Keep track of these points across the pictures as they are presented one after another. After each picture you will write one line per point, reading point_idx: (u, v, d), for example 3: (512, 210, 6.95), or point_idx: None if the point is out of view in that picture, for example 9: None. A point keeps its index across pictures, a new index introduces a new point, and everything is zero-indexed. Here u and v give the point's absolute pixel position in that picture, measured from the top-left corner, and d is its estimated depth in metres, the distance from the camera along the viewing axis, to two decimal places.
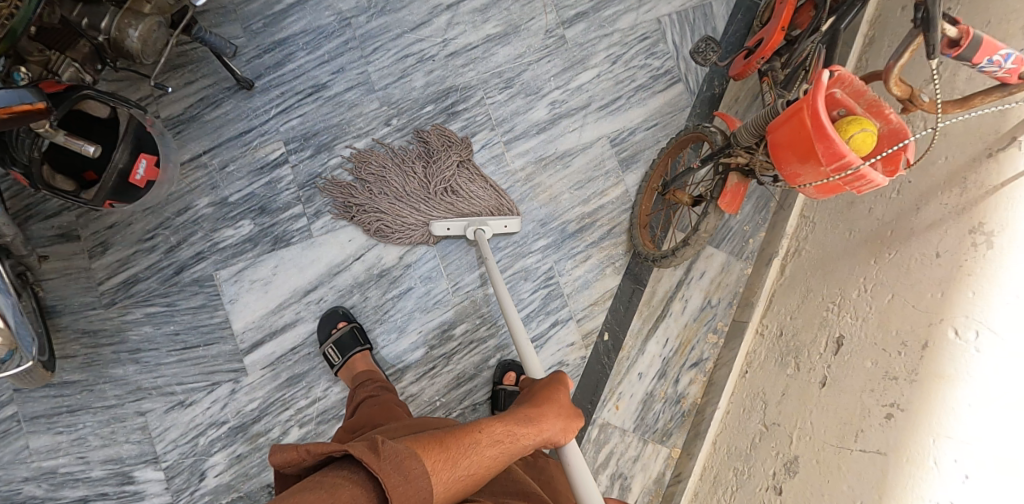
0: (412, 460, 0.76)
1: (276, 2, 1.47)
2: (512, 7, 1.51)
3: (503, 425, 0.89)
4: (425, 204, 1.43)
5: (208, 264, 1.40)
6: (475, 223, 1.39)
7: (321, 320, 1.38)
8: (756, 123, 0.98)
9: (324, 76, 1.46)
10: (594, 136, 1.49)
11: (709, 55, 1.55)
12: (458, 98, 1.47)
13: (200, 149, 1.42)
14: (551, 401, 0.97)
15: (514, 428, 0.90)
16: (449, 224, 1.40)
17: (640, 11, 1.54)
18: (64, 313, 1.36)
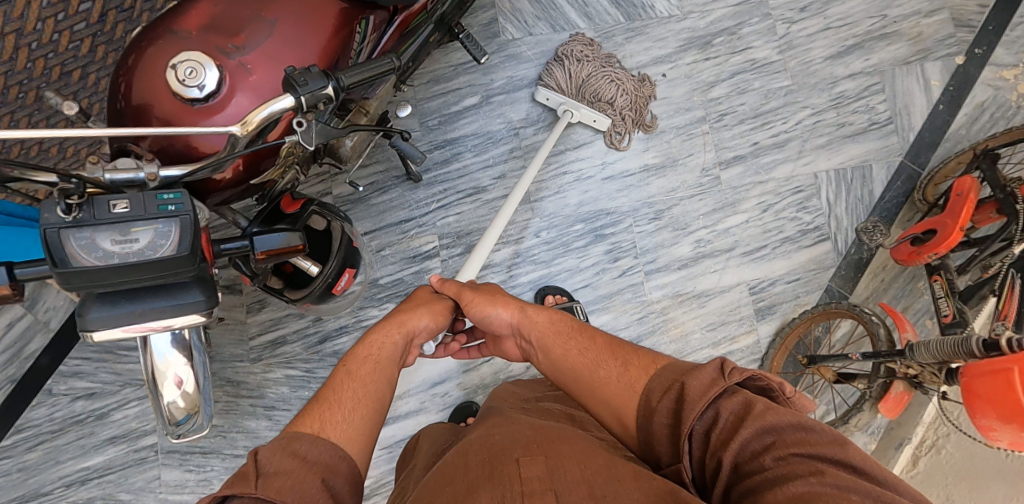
0: (292, 444, 0.75)
1: (454, 102, 1.55)
2: (673, 141, 1.55)
3: (361, 355, 0.91)
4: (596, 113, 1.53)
5: (350, 339, 1.48)
6: (569, 105, 1.49)
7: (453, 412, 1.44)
8: (941, 346, 1.04)
9: (486, 179, 1.53)
10: (734, 280, 1.50)
11: (876, 236, 1.52)
12: (607, 222, 1.52)
13: (362, 229, 1.51)
14: (397, 314, 0.98)
15: (375, 336, 0.94)
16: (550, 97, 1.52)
17: (797, 163, 1.56)
18: (214, 360, 1.47)
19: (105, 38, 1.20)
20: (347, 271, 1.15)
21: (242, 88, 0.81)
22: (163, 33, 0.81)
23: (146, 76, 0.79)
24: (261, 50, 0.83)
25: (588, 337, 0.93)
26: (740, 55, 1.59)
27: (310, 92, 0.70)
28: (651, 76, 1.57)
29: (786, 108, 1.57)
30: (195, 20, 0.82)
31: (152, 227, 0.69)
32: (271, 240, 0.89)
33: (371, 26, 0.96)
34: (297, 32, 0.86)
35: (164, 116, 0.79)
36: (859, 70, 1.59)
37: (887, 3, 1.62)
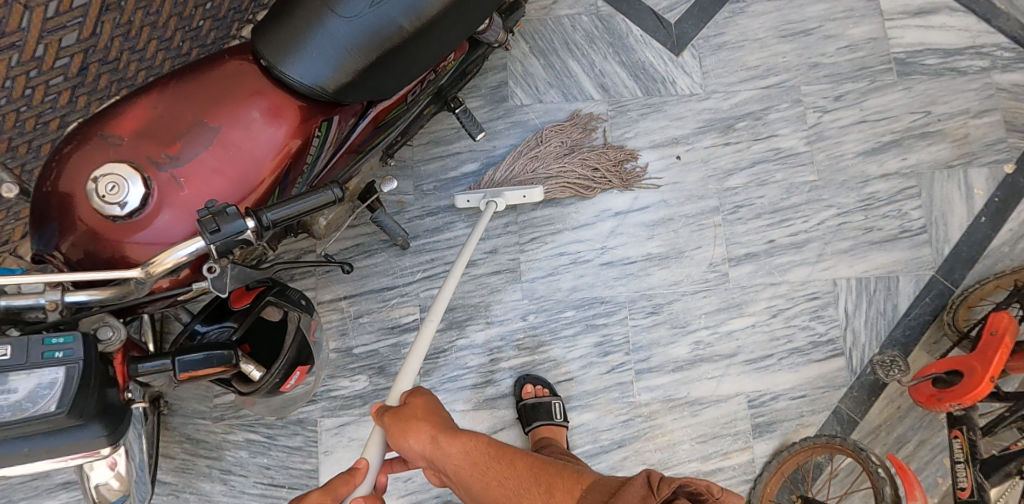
0: None
1: (453, 167, 1.47)
2: (681, 231, 1.44)
3: None
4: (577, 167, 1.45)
5: (316, 408, 1.41)
6: (491, 195, 1.37)
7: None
8: None
9: (476, 253, 1.44)
10: (732, 389, 1.38)
11: (893, 372, 1.36)
12: (601, 312, 1.41)
13: (341, 293, 1.43)
14: None
15: None
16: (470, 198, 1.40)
17: (815, 266, 1.43)
18: (176, 414, 1.41)
19: (86, 89, 1.19)
20: (297, 370, 1.08)
21: (172, 202, 0.81)
22: (99, 138, 0.82)
23: (74, 183, 0.80)
24: (197, 160, 0.83)
25: (506, 460, 0.84)
26: (763, 143, 1.47)
27: (220, 237, 0.72)
28: (665, 157, 1.46)
29: (808, 205, 1.45)
30: (132, 126, 0.83)
31: (37, 376, 0.68)
32: (199, 359, 0.85)
33: (333, 129, 0.94)
34: (238, 140, 0.86)
35: (89, 227, 0.78)
36: (894, 170, 1.46)
37: (933, 99, 1.49)
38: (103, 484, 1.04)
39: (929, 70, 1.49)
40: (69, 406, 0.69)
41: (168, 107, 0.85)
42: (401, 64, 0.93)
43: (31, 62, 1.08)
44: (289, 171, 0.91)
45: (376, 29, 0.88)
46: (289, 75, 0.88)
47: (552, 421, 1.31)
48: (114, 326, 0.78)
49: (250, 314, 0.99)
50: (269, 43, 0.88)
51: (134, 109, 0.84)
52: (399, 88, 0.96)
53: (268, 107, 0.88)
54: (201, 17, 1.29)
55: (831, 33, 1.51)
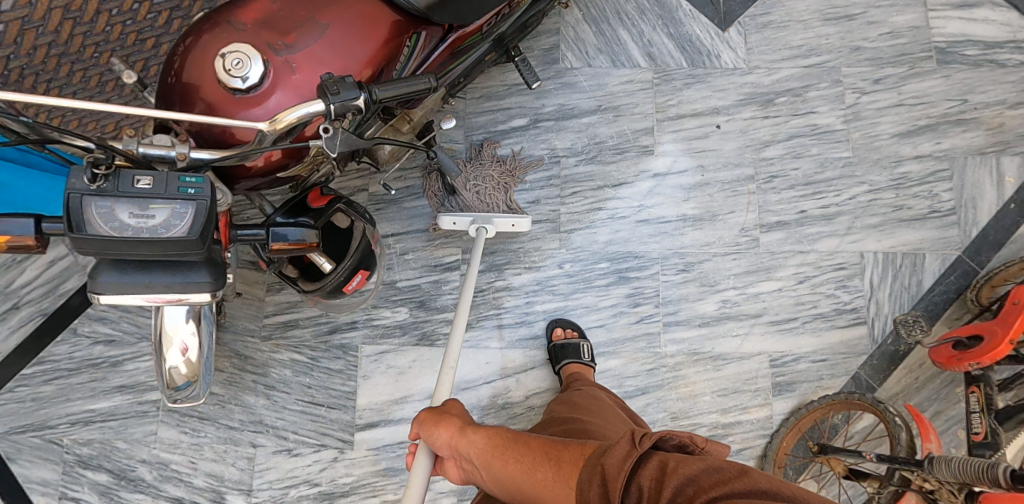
0: None
1: (502, 121, 1.56)
2: (716, 195, 1.51)
3: None
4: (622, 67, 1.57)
5: (358, 335, 1.50)
6: (480, 221, 1.42)
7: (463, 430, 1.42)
8: (962, 466, 0.98)
9: (519, 202, 1.52)
10: (755, 348, 1.44)
11: (915, 332, 1.38)
12: (634, 265, 1.48)
13: (389, 230, 1.53)
14: None
15: None
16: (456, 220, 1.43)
17: (844, 238, 1.48)
18: (228, 330, 1.52)
19: (181, 13, 1.28)
20: (360, 274, 1.17)
21: (284, 85, 0.85)
22: (221, 23, 0.87)
23: (197, 62, 0.85)
24: (308, 51, 0.87)
25: (522, 446, 0.95)
26: (801, 118, 1.53)
27: (339, 101, 0.72)
28: (706, 125, 1.54)
29: (841, 180, 1.51)
30: (252, 16, 0.87)
31: (171, 206, 0.71)
32: (286, 235, 0.94)
33: (419, 44, 0.98)
34: (344, 38, 0.90)
35: (208, 101, 0.83)
36: (927, 152, 1.51)
37: (970, 88, 1.54)
38: (175, 368, 1.14)
39: (969, 60, 1.54)
40: (198, 235, 0.73)
41: (285, 2, 0.89)
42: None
43: None
44: (384, 74, 0.95)
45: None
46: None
47: (580, 358, 1.38)
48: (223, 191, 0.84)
49: (324, 215, 1.06)
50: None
51: (255, 2, 0.88)
52: (478, 12, 1.01)
53: (371, 11, 0.92)
54: None
55: (874, 19, 1.57)
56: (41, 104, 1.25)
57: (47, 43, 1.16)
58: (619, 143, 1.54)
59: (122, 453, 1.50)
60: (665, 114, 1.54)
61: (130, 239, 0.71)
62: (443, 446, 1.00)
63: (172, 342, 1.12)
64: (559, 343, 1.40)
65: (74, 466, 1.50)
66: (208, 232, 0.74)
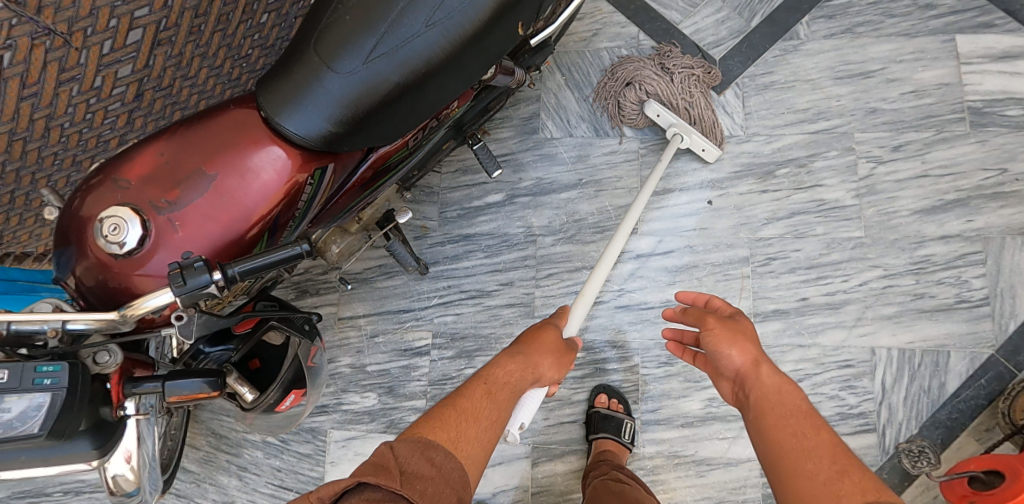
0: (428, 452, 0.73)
1: (478, 196, 1.48)
2: (706, 280, 1.37)
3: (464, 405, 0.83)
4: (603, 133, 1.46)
5: (327, 420, 1.45)
6: (681, 128, 1.37)
7: None
8: None
9: (491, 284, 1.44)
10: (745, 454, 1.30)
11: (921, 464, 1.21)
12: (612, 356, 1.37)
13: (360, 310, 1.48)
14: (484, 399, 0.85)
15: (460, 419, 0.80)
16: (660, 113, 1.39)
17: (852, 331, 1.31)
18: (205, 408, 1.51)
19: (142, 113, 1.27)
20: (291, 393, 1.12)
21: (166, 244, 0.82)
22: (110, 178, 0.84)
23: (86, 218, 0.82)
24: (193, 205, 0.84)
25: (810, 424, 0.72)
26: (806, 192, 1.37)
27: (184, 292, 0.72)
28: (695, 200, 1.40)
29: (851, 264, 1.34)
30: (138, 169, 0.84)
31: (27, 398, 0.71)
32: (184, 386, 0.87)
33: (328, 176, 0.93)
34: (234, 187, 0.86)
35: (96, 260, 0.81)
36: (956, 232, 1.31)
37: (1011, 155, 1.32)
38: (120, 475, 1.14)
39: (1010, 122, 1.33)
40: (51, 430, 0.72)
41: (174, 151, 0.86)
42: (392, 116, 0.92)
43: (91, 92, 1.15)
44: (280, 216, 0.91)
45: (370, 84, 0.88)
46: (287, 125, 0.88)
47: (620, 438, 1.28)
48: (111, 350, 0.84)
49: (251, 339, 1.04)
50: (271, 93, 0.89)
51: (144, 153, 0.85)
52: (395, 134, 0.95)
53: (260, 156, 0.88)
54: (250, 46, 1.34)
55: (895, 76, 1.38)
56: (12, 211, 1.23)
57: (1, 163, 1.14)
58: (599, 221, 1.42)
59: None
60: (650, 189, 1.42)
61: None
62: (730, 369, 0.86)
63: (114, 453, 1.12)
64: (603, 412, 1.31)
65: None
66: (67, 419, 0.74)
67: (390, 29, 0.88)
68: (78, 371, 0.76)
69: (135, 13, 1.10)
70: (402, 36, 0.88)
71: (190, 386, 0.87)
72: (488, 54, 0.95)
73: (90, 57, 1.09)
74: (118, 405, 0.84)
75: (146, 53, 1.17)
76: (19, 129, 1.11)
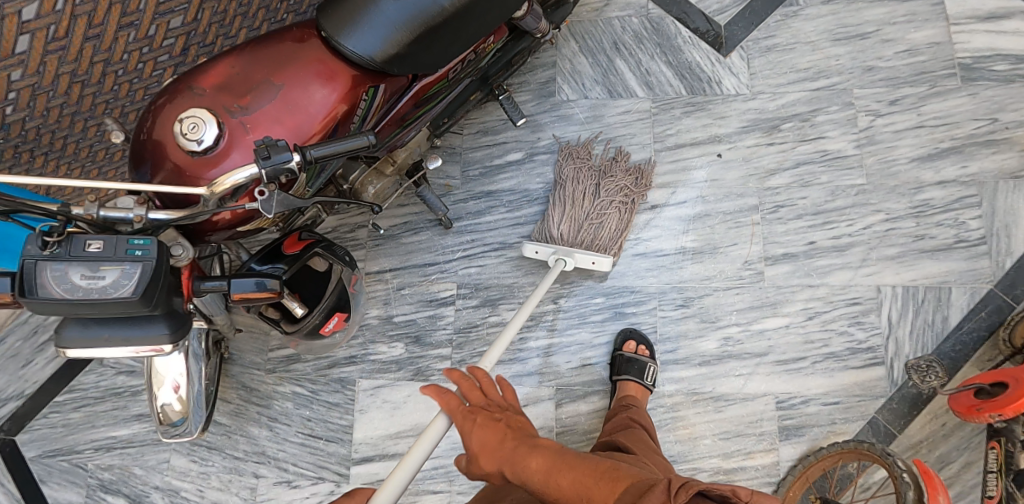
0: None
1: (499, 155, 1.56)
2: (718, 227, 1.44)
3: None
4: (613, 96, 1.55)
5: (356, 369, 1.51)
6: (561, 252, 1.40)
7: None
8: None
9: (514, 236, 1.52)
10: (760, 389, 1.35)
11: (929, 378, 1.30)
12: (631, 301, 1.44)
13: (387, 265, 1.55)
14: None
15: None
16: (537, 249, 1.42)
17: (858, 271, 1.38)
18: (236, 363, 1.55)
19: (186, 68, 1.34)
20: (334, 316, 1.17)
21: (239, 146, 0.84)
22: (183, 89, 0.86)
23: (162, 127, 0.85)
24: (263, 110, 0.86)
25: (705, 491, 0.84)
26: (810, 144, 1.46)
27: (270, 165, 0.73)
28: (706, 154, 1.48)
29: (854, 209, 1.42)
30: (210, 81, 0.87)
31: (119, 267, 0.73)
32: (251, 284, 0.89)
33: (379, 96, 0.96)
34: (300, 95, 0.88)
35: (174, 164, 0.83)
36: (951, 177, 1.40)
37: (1000, 106, 1.42)
38: (168, 404, 1.18)
39: (997, 76, 1.43)
40: (143, 295, 0.74)
41: (243, 63, 0.88)
42: (441, 41, 0.95)
43: (145, 40, 1.22)
44: (340, 126, 0.93)
45: (422, 8, 0.91)
46: (344, 45, 0.91)
47: (643, 380, 1.33)
48: (184, 245, 0.83)
49: (299, 261, 1.05)
50: (328, 16, 0.91)
51: (214, 66, 0.88)
52: (442, 62, 0.98)
53: (323, 68, 0.91)
54: (287, 10, 1.43)
55: (889, 37, 1.48)
56: (63, 158, 1.29)
57: (59, 105, 1.19)
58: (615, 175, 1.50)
59: (138, 479, 1.51)
60: (663, 144, 1.50)
61: (80, 299, 0.72)
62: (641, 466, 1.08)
63: (163, 380, 1.16)
64: (627, 355, 1.36)
65: (96, 489, 1.51)
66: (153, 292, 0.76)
67: None
68: (163, 251, 0.77)
69: None
70: None
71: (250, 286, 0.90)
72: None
73: (149, 4, 1.17)
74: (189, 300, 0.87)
75: (196, 6, 1.25)
76: (80, 71, 1.17)
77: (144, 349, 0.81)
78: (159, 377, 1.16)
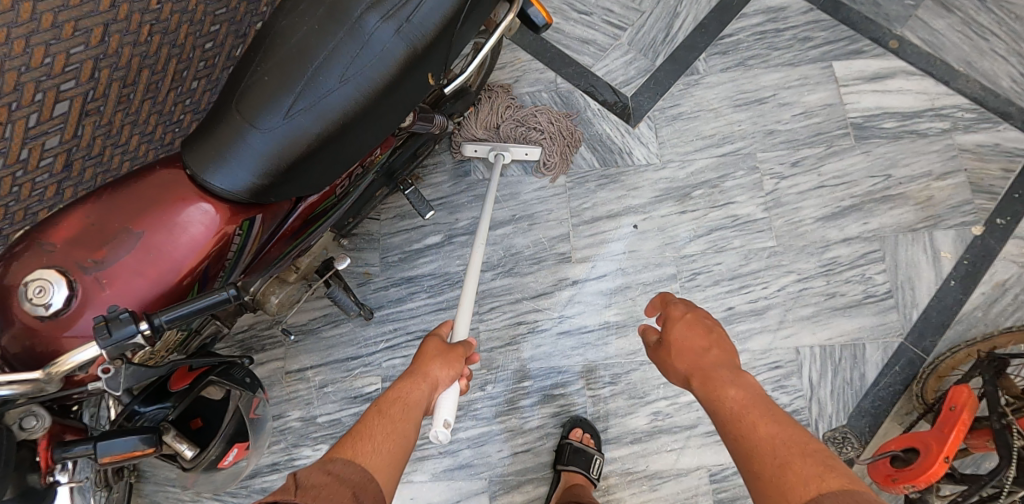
0: (327, 464, 0.78)
1: (417, 239, 1.53)
2: (639, 299, 1.44)
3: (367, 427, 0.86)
4: (526, 167, 1.55)
5: (279, 477, 1.43)
6: (498, 148, 1.50)
7: None
8: None
9: (436, 322, 1.48)
10: (693, 463, 1.35)
11: (846, 449, 1.32)
12: (559, 381, 1.42)
13: (308, 362, 1.49)
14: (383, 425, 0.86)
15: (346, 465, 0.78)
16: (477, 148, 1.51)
17: (777, 333, 1.41)
18: (149, 481, 1.45)
19: (72, 183, 1.26)
20: (236, 446, 1.09)
21: (93, 304, 0.81)
22: (35, 244, 0.83)
23: (11, 285, 0.81)
24: (121, 263, 0.83)
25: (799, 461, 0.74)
26: (720, 210, 1.48)
27: (110, 343, 0.69)
28: (622, 226, 1.49)
29: (768, 272, 1.44)
30: (64, 233, 0.84)
31: None
32: (120, 444, 0.83)
33: (257, 226, 0.94)
34: (162, 242, 0.86)
35: (22, 327, 0.79)
36: (855, 234, 1.45)
37: (893, 162, 1.48)
38: None
39: (887, 133, 1.49)
40: None
41: (100, 212, 0.86)
42: (315, 167, 0.93)
43: (17, 164, 1.16)
44: (210, 266, 0.91)
45: (291, 138, 0.89)
46: (212, 182, 0.89)
47: (589, 473, 1.30)
48: (38, 414, 0.82)
49: (189, 395, 1.02)
50: (194, 152, 0.89)
51: (70, 216, 0.85)
52: (323, 183, 0.96)
53: (190, 210, 0.88)
54: (182, 112, 1.37)
55: (786, 101, 1.53)
56: None
57: None
58: (535, 253, 1.49)
59: None
60: (580, 218, 1.50)
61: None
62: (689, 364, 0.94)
63: None
64: (575, 444, 1.32)
65: None
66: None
67: (308, 84, 0.89)
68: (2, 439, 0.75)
69: (61, 86, 1.14)
70: (320, 92, 0.89)
71: (125, 444, 0.84)
72: (405, 100, 0.97)
73: (15, 130, 1.12)
74: (48, 471, 0.82)
75: (74, 123, 1.19)
76: None
77: None
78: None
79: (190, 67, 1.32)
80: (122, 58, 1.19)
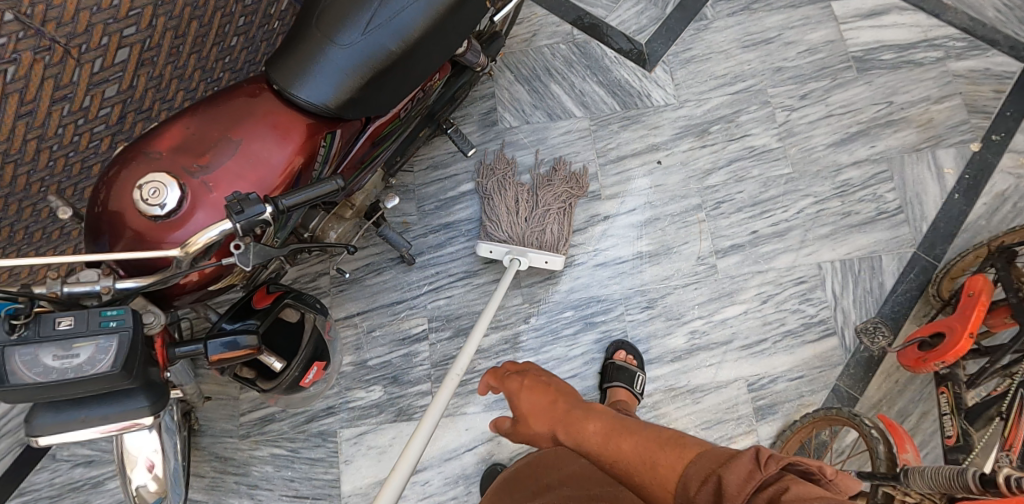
0: None
1: (451, 187, 1.60)
2: (668, 229, 1.53)
3: None
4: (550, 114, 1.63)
5: (335, 420, 1.47)
6: (515, 252, 1.45)
7: (483, 478, 1.40)
8: (936, 474, 0.96)
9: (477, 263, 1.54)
10: (731, 375, 1.43)
11: (878, 339, 1.41)
12: (598, 310, 1.49)
13: (354, 309, 1.53)
14: None
15: None
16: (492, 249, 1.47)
17: (799, 252, 1.50)
18: (206, 434, 1.47)
19: (124, 136, 1.31)
20: (312, 365, 1.18)
21: (202, 206, 0.87)
22: (138, 156, 0.88)
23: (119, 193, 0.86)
24: (224, 168, 0.89)
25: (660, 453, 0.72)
26: (738, 143, 1.57)
27: (244, 219, 0.77)
28: (647, 163, 1.57)
29: (786, 197, 1.54)
30: (166, 145, 0.89)
31: (94, 342, 0.74)
32: (228, 343, 0.92)
33: (336, 141, 1.01)
34: (258, 150, 0.92)
35: (134, 230, 0.84)
36: (864, 157, 1.55)
37: (894, 90, 1.59)
38: (143, 487, 1.05)
39: (887, 64, 1.60)
40: (122, 368, 0.75)
41: (196, 126, 0.91)
42: (389, 85, 0.99)
43: (80, 112, 1.20)
44: (299, 177, 0.97)
45: (370, 54, 0.95)
46: (298, 96, 0.94)
47: (632, 388, 1.38)
48: (155, 312, 0.85)
49: (271, 314, 1.07)
50: (279, 71, 0.95)
51: (169, 131, 0.90)
52: (394, 102, 1.02)
53: (278, 123, 0.95)
54: (221, 69, 1.43)
55: (791, 40, 1.64)
56: None
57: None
58: None
59: None
60: (607, 158, 1.59)
61: (55, 381, 0.73)
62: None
63: (136, 459, 1.04)
64: (618, 363, 1.40)
65: None
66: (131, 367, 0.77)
67: (382, 3, 0.96)
68: (138, 321, 0.78)
69: (124, 31, 1.18)
70: (394, 10, 0.96)
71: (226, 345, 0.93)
72: (466, 21, 1.04)
73: (82, 74, 1.15)
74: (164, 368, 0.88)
75: (131, 73, 1.24)
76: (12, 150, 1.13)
77: (125, 424, 0.81)
78: (131, 457, 1.04)
79: (232, 22, 1.37)
80: (176, 7, 1.24)
